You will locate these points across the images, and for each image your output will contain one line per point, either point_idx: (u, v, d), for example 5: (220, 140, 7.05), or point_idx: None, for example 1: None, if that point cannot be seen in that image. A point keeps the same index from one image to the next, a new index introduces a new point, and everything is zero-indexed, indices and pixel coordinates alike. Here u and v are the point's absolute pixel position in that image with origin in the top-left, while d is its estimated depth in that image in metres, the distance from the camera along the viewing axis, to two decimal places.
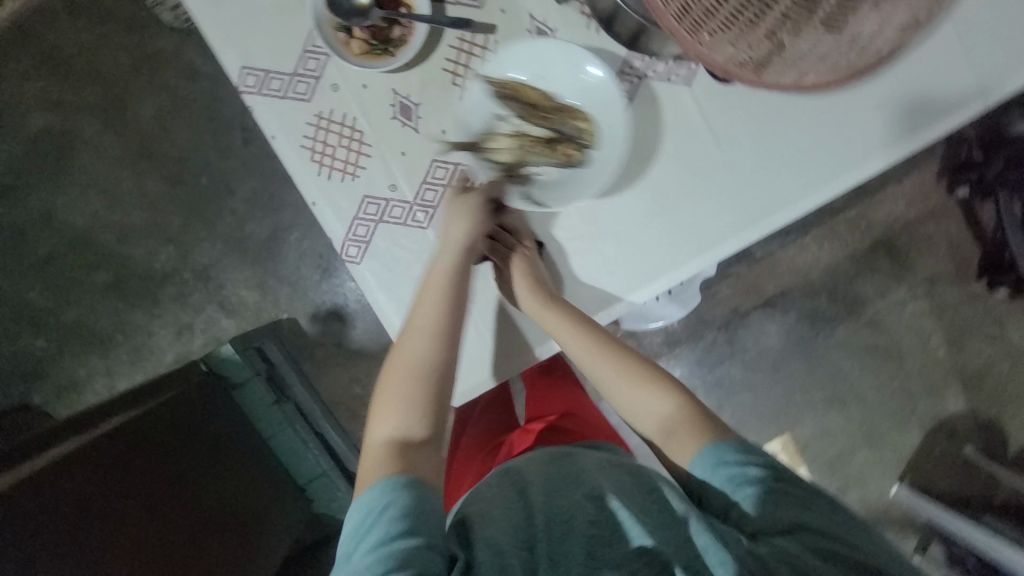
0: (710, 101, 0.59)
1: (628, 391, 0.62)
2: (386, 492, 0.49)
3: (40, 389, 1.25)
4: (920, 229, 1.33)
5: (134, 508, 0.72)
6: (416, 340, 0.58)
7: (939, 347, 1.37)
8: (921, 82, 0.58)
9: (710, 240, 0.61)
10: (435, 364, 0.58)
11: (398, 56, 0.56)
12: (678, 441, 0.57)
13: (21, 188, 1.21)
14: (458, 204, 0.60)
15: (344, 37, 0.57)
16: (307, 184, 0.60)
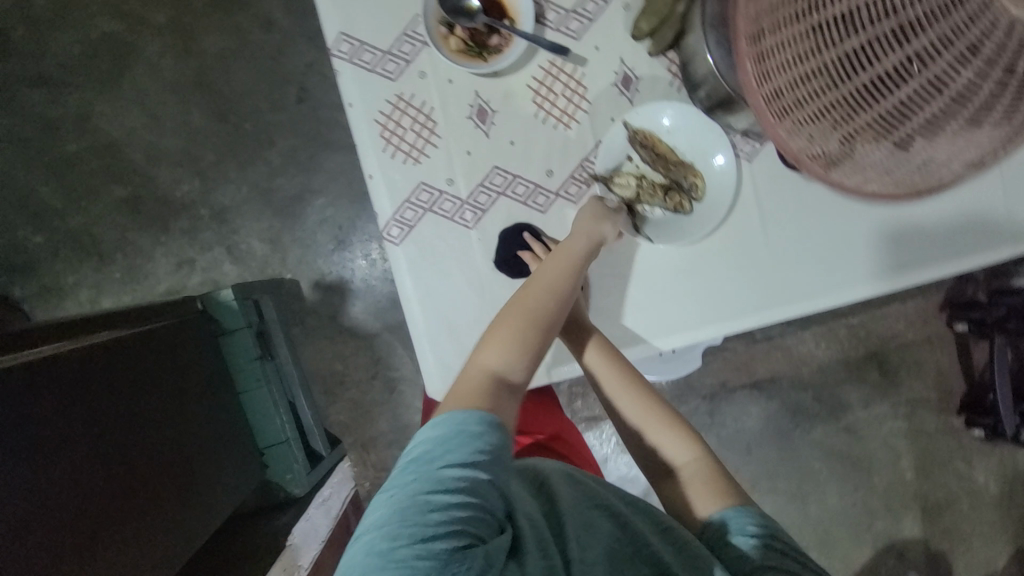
0: (765, 182, 0.61)
1: (650, 426, 0.65)
2: (479, 422, 0.50)
3: (23, 285, 1.22)
4: (914, 352, 1.37)
5: (89, 436, 0.68)
6: (542, 299, 0.59)
7: (907, 469, 1.39)
8: (923, 227, 0.61)
9: (720, 314, 0.63)
10: (547, 332, 0.59)
11: (490, 63, 0.59)
12: (693, 492, 0.59)
13: (66, 85, 1.21)
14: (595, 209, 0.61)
15: (445, 32, 0.59)
16: (369, 157, 0.61)
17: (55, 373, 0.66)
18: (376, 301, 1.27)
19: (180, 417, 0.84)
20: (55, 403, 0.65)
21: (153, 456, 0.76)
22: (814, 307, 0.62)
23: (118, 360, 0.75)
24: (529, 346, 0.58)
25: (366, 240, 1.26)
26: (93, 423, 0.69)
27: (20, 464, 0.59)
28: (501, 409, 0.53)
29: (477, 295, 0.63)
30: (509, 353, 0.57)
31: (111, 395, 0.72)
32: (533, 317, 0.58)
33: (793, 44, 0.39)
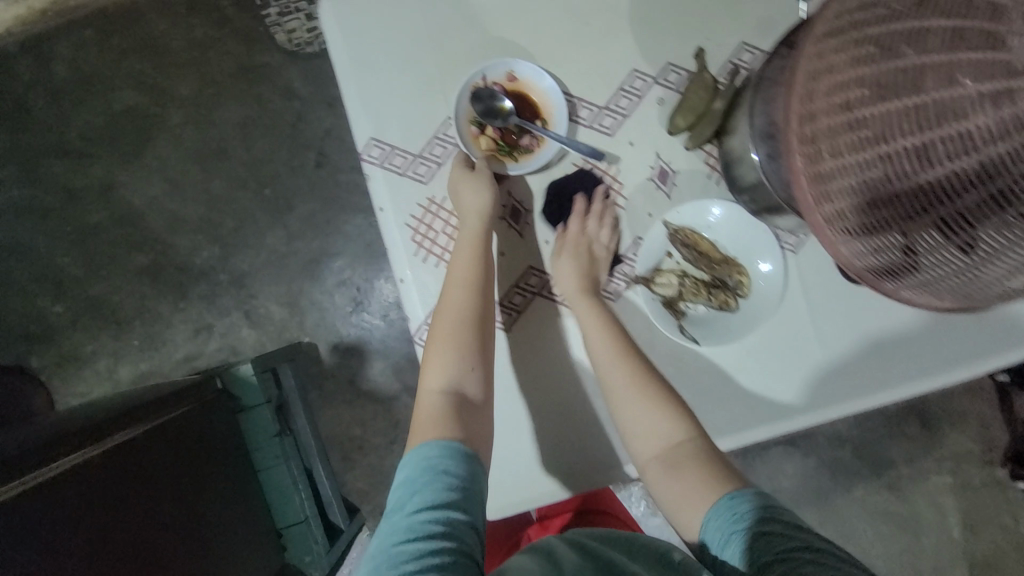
0: (806, 277, 0.59)
1: (642, 403, 0.56)
2: (443, 456, 0.50)
3: (41, 355, 1.21)
4: (953, 403, 1.31)
5: (115, 549, 0.65)
6: (454, 292, 0.59)
7: (954, 526, 1.31)
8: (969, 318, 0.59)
9: (765, 415, 0.60)
10: (470, 314, 0.59)
11: (521, 164, 0.64)
12: (682, 475, 0.51)
13: (89, 156, 1.23)
14: (470, 174, 0.61)
15: (476, 131, 0.63)
16: (402, 260, 0.64)
17: (80, 486, 0.63)
18: (396, 363, 1.25)
19: (201, 512, 0.80)
20: (80, 518, 0.62)
21: (175, 560, 0.73)
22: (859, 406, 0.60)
23: (141, 460, 0.73)
24: (468, 345, 0.58)
25: (385, 301, 1.25)
26: (117, 534, 0.66)
27: None
28: (460, 426, 0.53)
29: (511, 398, 0.65)
30: (450, 365, 0.57)
31: (134, 499, 0.70)
32: (454, 315, 0.59)
33: (856, 167, 0.37)
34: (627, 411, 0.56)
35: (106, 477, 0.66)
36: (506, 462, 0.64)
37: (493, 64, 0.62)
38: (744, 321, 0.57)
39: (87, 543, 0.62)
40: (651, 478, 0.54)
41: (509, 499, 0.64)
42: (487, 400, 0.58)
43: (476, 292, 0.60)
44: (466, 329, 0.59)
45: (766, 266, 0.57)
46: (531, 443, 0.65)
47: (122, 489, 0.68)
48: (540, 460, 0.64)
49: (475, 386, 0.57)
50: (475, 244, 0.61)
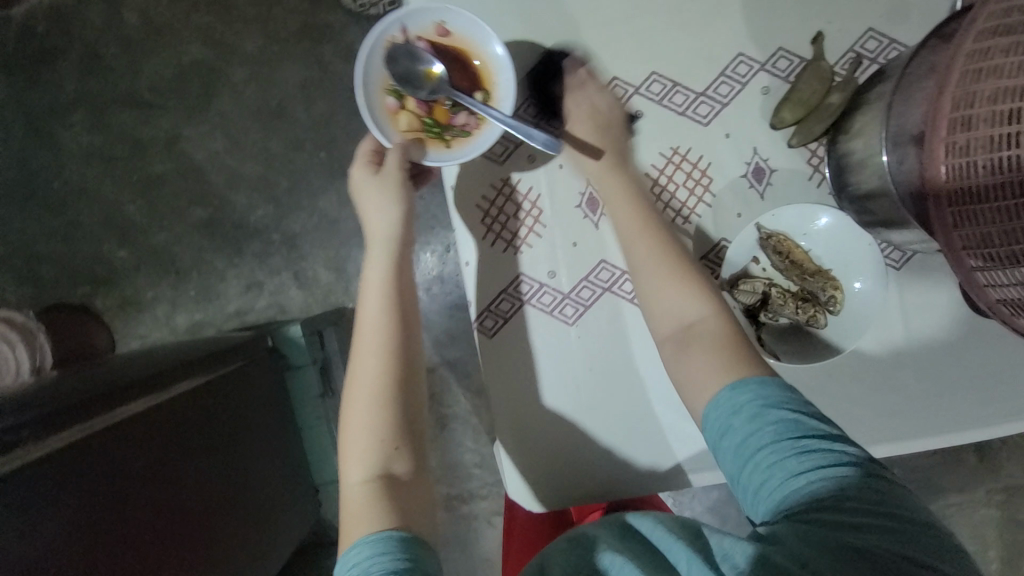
0: (907, 298, 0.55)
1: (662, 284, 0.55)
2: (376, 552, 0.48)
3: (104, 296, 1.27)
4: (1017, 436, 1.22)
5: (162, 497, 0.68)
6: (365, 361, 0.60)
7: (993, 560, 1.25)
8: None
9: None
10: (384, 377, 0.59)
11: (446, 145, 0.63)
12: (696, 354, 0.51)
13: (156, 107, 1.25)
14: (380, 196, 0.63)
15: (394, 105, 0.63)
16: (469, 244, 0.65)
17: (133, 435, 0.65)
18: (435, 336, 1.26)
19: (242, 468, 0.83)
20: (132, 466, 0.64)
21: (214, 512, 0.76)
22: (931, 442, 0.56)
23: (189, 415, 0.75)
24: (385, 422, 0.57)
25: (428, 273, 1.24)
26: (164, 483, 0.68)
27: (101, 528, 0.60)
28: (391, 504, 0.53)
29: (568, 394, 0.65)
30: (368, 452, 0.56)
31: (182, 450, 0.72)
32: (369, 393, 0.58)
33: (1000, 190, 0.34)
34: (648, 285, 0.56)
35: (155, 429, 0.69)
36: (559, 454, 0.65)
37: (419, 18, 0.62)
38: (833, 344, 0.53)
39: (137, 489, 0.64)
40: (669, 353, 0.54)
41: (559, 487, 0.66)
42: (421, 473, 0.58)
43: (387, 356, 0.60)
44: (387, 395, 0.58)
45: (859, 284, 0.53)
46: (583, 438, 0.65)
47: (171, 440, 0.71)
48: (590, 456, 0.65)
49: (399, 453, 0.57)
50: (385, 292, 0.62)
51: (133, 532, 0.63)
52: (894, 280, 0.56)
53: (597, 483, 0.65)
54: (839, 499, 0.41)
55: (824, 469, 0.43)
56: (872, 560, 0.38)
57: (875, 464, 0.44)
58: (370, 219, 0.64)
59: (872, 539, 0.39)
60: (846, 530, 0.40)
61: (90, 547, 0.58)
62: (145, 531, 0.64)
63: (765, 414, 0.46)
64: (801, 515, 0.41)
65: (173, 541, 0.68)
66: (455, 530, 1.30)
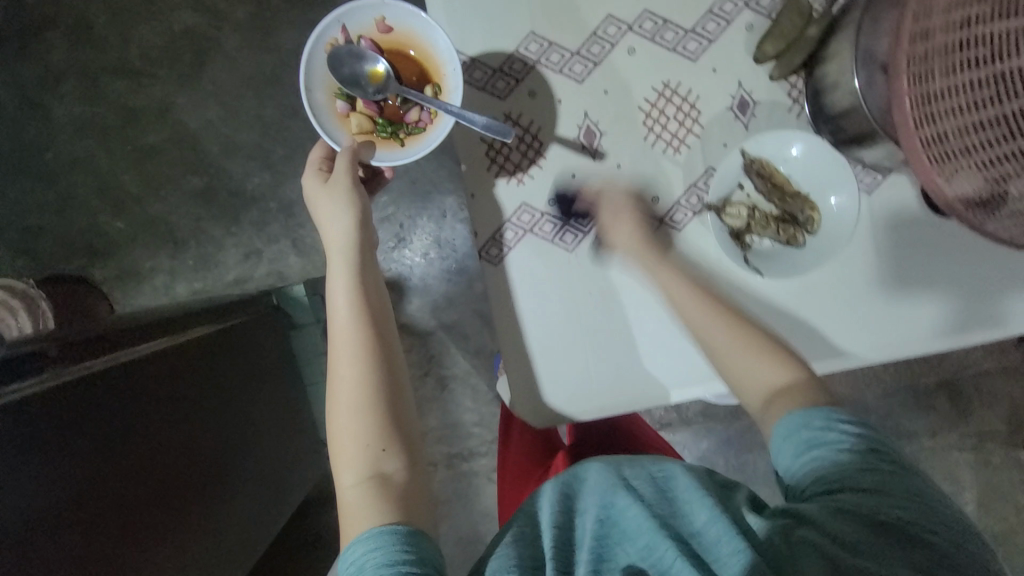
0: (880, 217, 0.60)
1: (745, 355, 0.58)
2: (371, 548, 0.50)
3: (102, 268, 1.28)
4: (987, 382, 1.29)
5: (166, 446, 0.69)
6: (346, 368, 0.61)
7: (968, 501, 1.31)
8: None
9: (816, 352, 0.62)
10: (370, 381, 0.60)
11: (399, 143, 0.66)
12: (781, 406, 0.55)
13: (148, 76, 1.25)
14: (327, 205, 0.64)
15: (343, 107, 0.67)
16: (473, 176, 0.68)
17: (140, 381, 0.67)
18: (434, 300, 1.29)
19: (245, 430, 0.84)
20: (137, 411, 0.66)
21: (215, 469, 0.76)
22: (899, 353, 0.61)
23: (193, 368, 0.76)
24: (370, 427, 0.58)
25: (425, 238, 1.27)
26: (175, 430, 0.71)
27: (122, 467, 0.62)
28: (384, 493, 0.55)
29: (569, 318, 0.67)
30: (357, 456, 0.57)
31: (185, 402, 0.73)
32: (353, 403, 0.59)
33: (961, 89, 0.38)
34: (726, 359, 0.59)
35: (157, 379, 0.70)
36: (563, 376, 0.68)
37: (360, 18, 0.65)
38: (814, 260, 0.57)
39: (143, 436, 0.66)
40: (757, 417, 0.58)
41: (560, 406, 0.68)
42: (413, 460, 0.59)
43: (367, 361, 0.61)
44: (373, 398, 0.59)
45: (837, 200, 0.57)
46: (584, 361, 0.68)
47: (174, 391, 0.72)
48: (591, 379, 0.68)
49: (389, 459, 0.57)
50: (357, 301, 0.63)
51: (136, 476, 0.64)
52: (871, 199, 0.60)
53: (597, 403, 0.68)
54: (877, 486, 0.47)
55: (856, 465, 0.48)
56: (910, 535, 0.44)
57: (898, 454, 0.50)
58: (320, 221, 0.66)
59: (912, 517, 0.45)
60: (891, 512, 0.45)
61: (114, 484, 0.61)
62: (149, 477, 0.65)
63: (823, 430, 0.51)
64: (839, 502, 0.46)
65: (189, 485, 0.71)
66: (456, 488, 1.34)
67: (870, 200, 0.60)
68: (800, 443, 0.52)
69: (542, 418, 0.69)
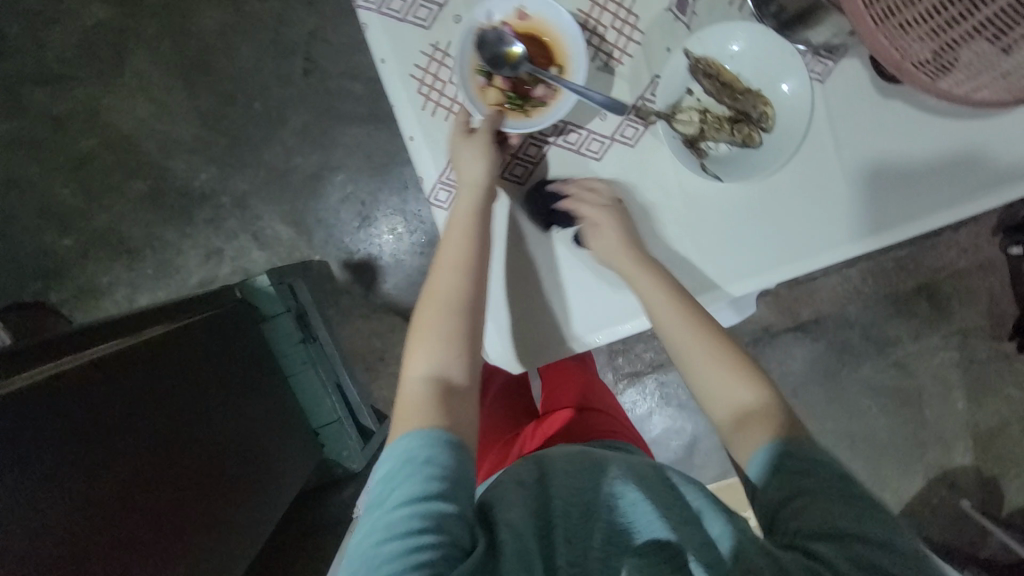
0: (838, 101, 0.57)
1: (714, 367, 0.58)
2: (427, 446, 0.50)
3: (57, 290, 1.22)
4: (965, 280, 1.30)
5: (136, 445, 0.67)
6: (444, 273, 0.60)
7: (958, 399, 1.33)
8: (1005, 148, 0.56)
9: (748, 267, 0.61)
10: (463, 298, 0.59)
11: (532, 118, 0.60)
12: (751, 430, 0.54)
13: (70, 79, 1.18)
14: (466, 143, 0.60)
15: (483, 83, 0.60)
16: (409, 117, 0.62)
17: (103, 381, 0.66)
18: (408, 276, 1.24)
19: (228, 420, 0.83)
20: (100, 411, 0.64)
21: (195, 464, 0.75)
22: (866, 247, 0.60)
23: (159, 365, 0.74)
24: (453, 331, 0.58)
25: (389, 213, 1.22)
26: (149, 426, 0.70)
27: (92, 466, 0.61)
28: (455, 410, 0.55)
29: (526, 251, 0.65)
30: (434, 352, 0.58)
31: (154, 400, 0.72)
32: (443, 303, 0.59)
33: None
34: (694, 367, 0.59)
35: (119, 378, 0.68)
36: (534, 311, 0.65)
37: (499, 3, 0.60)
38: (763, 161, 0.57)
39: (109, 436, 0.64)
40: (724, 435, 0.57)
41: (534, 346, 0.66)
42: (475, 384, 0.59)
43: (462, 279, 0.60)
44: (459, 312, 0.59)
45: (790, 85, 0.55)
46: (548, 297, 0.65)
47: (143, 390, 0.71)
48: (561, 314, 0.65)
49: (465, 380, 0.58)
50: (471, 220, 0.60)
51: (105, 476, 0.62)
52: (827, 84, 0.58)
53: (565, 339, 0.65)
54: (884, 540, 0.43)
55: (853, 515, 0.44)
56: None
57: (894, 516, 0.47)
58: (452, 150, 0.61)
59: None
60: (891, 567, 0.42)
61: (86, 485, 0.60)
62: (119, 477, 0.64)
63: (811, 466, 0.48)
64: (848, 554, 0.42)
65: (169, 481, 0.70)
66: None
67: (826, 83, 0.57)
68: (786, 476, 0.48)
69: (521, 359, 0.66)
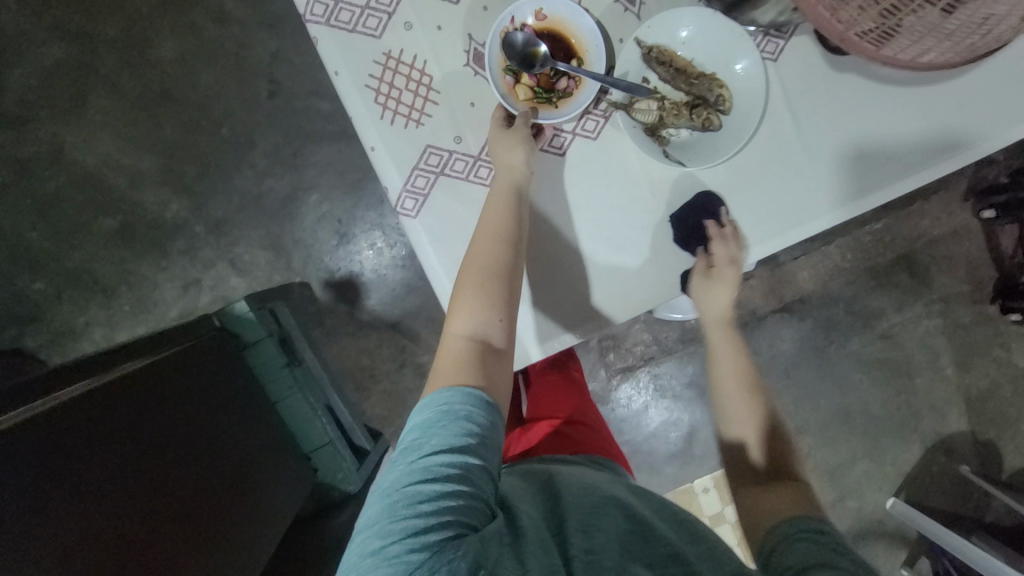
0: (792, 78, 0.58)
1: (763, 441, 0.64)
2: (466, 401, 0.49)
3: (33, 335, 1.19)
4: (942, 247, 1.32)
5: (126, 475, 0.67)
6: (485, 238, 0.57)
7: (947, 365, 1.35)
8: (957, 112, 0.57)
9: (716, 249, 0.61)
10: (505, 266, 0.57)
11: (562, 109, 0.60)
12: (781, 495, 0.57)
13: (29, 120, 1.16)
14: (509, 136, 0.59)
15: (511, 81, 0.60)
16: (369, 127, 0.61)
17: (84, 417, 0.65)
18: (391, 290, 1.23)
19: (218, 446, 0.82)
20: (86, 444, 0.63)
21: (187, 491, 0.74)
22: (838, 218, 0.60)
23: (140, 397, 0.73)
24: (495, 294, 0.56)
25: (367, 228, 1.21)
26: (134, 459, 0.68)
27: (77, 504, 0.60)
28: (494, 378, 0.53)
29: None
30: (477, 312, 0.55)
31: (140, 429, 0.71)
32: (485, 264, 0.57)
33: None
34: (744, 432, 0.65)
35: (102, 410, 0.67)
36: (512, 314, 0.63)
37: (521, 5, 0.59)
38: (722, 144, 0.57)
39: (94, 472, 0.63)
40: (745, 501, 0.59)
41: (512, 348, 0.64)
42: (511, 350, 0.57)
43: (506, 249, 0.57)
44: (498, 280, 0.57)
45: (743, 66, 0.56)
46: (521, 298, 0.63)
47: (126, 424, 0.70)
48: (538, 313, 0.63)
49: (506, 346, 0.56)
50: (508, 195, 0.59)
51: (94, 509, 0.61)
52: (779, 61, 0.58)
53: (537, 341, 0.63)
54: None
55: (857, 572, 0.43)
56: None
57: None
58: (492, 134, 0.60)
59: None
60: None
61: (74, 522, 0.59)
62: (109, 509, 0.63)
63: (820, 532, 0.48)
64: None
65: (161, 511, 0.69)
66: None
67: (779, 61, 0.58)
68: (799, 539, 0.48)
69: None
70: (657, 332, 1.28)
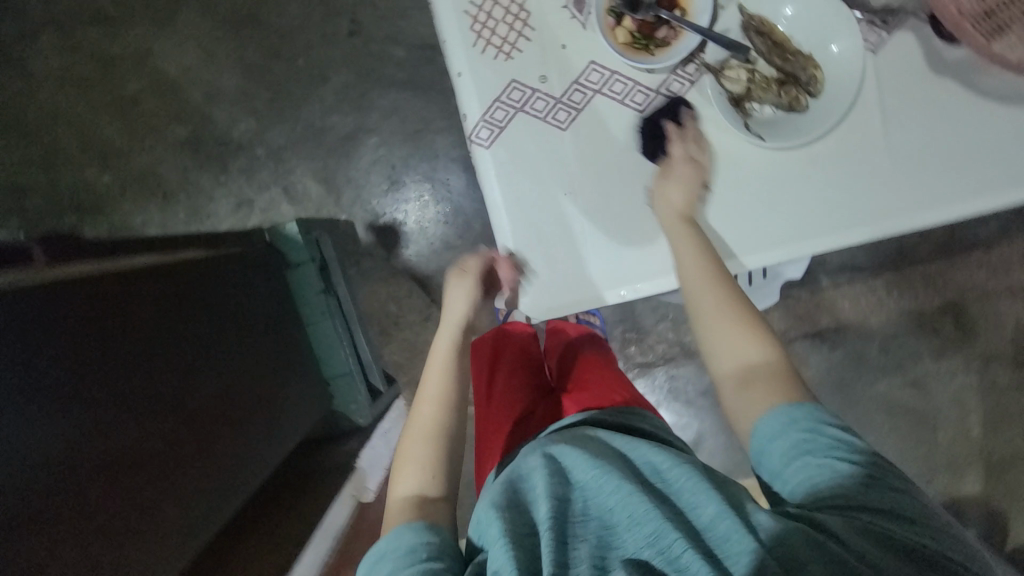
0: (885, 76, 0.57)
1: (725, 335, 0.60)
2: (393, 536, 0.53)
3: (92, 224, 1.25)
4: (994, 303, 1.27)
5: (155, 351, 0.69)
6: (422, 407, 0.67)
7: (973, 425, 1.30)
8: None
9: (774, 237, 0.61)
10: (440, 423, 0.66)
11: (658, 57, 0.60)
12: (754, 392, 0.56)
13: (125, 21, 1.22)
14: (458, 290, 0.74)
15: (612, 22, 0.61)
16: (460, 53, 0.63)
17: (122, 292, 0.67)
18: (430, 244, 1.25)
19: (240, 349, 0.84)
20: (90, 358, 0.60)
21: (206, 382, 0.75)
22: (902, 225, 0.59)
23: (176, 286, 0.76)
24: (431, 452, 0.63)
25: (418, 179, 1.23)
26: (165, 338, 0.71)
27: (109, 364, 0.62)
28: (428, 516, 0.57)
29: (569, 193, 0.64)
30: (414, 473, 0.62)
31: (173, 314, 0.73)
32: (422, 428, 0.65)
33: None
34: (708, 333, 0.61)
35: (138, 290, 0.70)
36: (561, 257, 0.65)
37: None
38: (795, 130, 0.59)
39: (127, 341, 0.65)
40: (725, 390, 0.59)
41: (568, 292, 0.65)
42: (451, 495, 0.62)
43: (439, 407, 0.67)
44: (436, 437, 0.65)
45: (840, 47, 0.57)
46: (575, 246, 0.64)
47: (160, 307, 0.72)
48: (593, 263, 0.64)
49: (443, 491, 0.61)
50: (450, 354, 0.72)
51: (119, 380, 0.62)
52: (880, 53, 0.57)
53: (585, 289, 0.65)
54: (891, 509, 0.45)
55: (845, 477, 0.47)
56: (904, 544, 0.43)
57: (878, 461, 0.49)
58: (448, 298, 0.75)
59: (908, 527, 0.44)
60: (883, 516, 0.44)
61: (102, 382, 0.60)
62: (132, 383, 0.64)
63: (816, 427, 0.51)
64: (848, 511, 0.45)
65: (181, 394, 0.70)
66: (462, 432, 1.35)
67: (880, 53, 0.57)
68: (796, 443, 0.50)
69: (539, 305, 0.65)
70: (682, 333, 1.28)
